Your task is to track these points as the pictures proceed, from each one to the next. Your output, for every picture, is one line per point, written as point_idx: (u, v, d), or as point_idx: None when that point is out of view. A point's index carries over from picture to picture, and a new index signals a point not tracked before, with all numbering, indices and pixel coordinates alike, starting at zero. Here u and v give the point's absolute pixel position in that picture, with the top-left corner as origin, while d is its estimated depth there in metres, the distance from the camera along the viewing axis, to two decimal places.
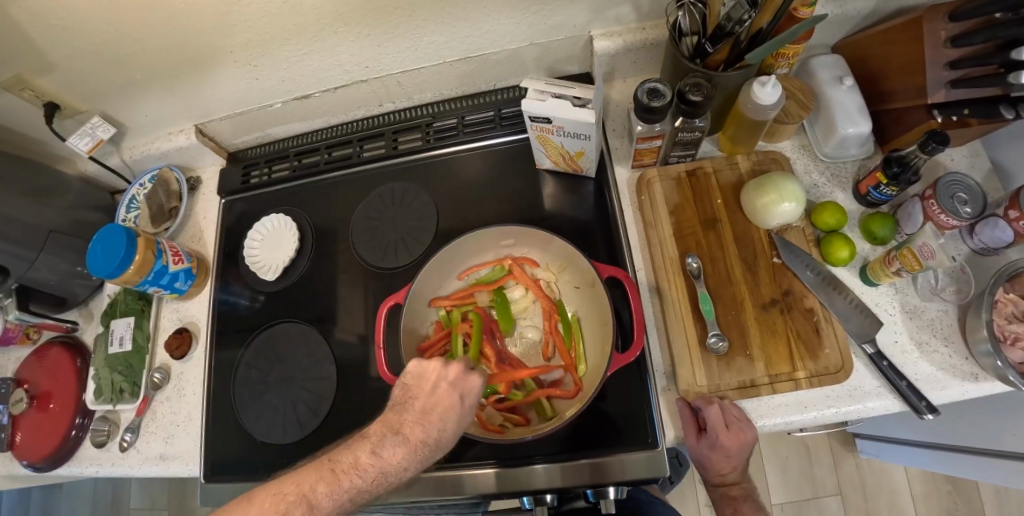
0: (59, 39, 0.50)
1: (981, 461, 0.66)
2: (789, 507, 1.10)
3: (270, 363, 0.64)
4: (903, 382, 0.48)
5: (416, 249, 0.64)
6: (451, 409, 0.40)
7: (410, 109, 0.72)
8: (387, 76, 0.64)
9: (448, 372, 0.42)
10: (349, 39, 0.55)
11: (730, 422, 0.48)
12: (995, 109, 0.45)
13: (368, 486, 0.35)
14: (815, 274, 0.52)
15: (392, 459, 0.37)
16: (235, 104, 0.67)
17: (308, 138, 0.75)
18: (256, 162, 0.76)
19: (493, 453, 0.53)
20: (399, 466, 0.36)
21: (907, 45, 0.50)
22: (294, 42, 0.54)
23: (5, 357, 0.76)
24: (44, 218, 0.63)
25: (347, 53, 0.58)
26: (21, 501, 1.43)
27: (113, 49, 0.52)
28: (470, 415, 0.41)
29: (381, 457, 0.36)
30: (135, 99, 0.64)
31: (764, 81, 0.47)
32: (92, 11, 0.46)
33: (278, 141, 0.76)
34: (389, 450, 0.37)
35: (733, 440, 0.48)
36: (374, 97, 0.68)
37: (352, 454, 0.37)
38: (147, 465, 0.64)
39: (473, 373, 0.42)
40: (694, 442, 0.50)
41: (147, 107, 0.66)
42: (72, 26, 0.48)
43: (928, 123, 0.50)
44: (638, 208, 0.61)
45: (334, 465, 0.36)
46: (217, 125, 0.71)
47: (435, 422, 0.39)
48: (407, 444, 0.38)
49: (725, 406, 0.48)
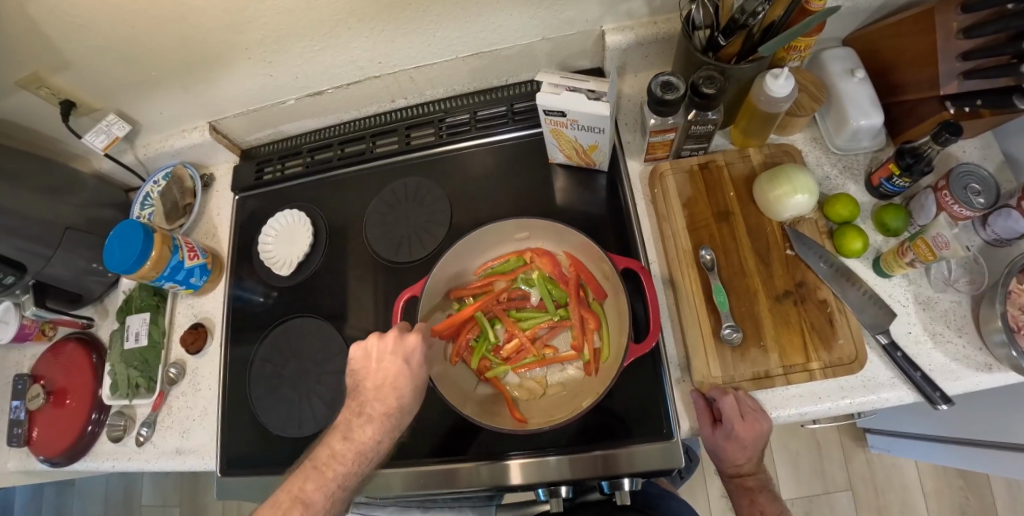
0: (71, 36, 0.50)
1: (997, 454, 0.65)
2: (799, 503, 1.10)
3: (285, 357, 0.64)
4: (917, 373, 0.48)
5: (428, 244, 0.64)
6: (398, 374, 0.45)
7: (420, 105, 0.72)
8: (399, 72, 0.64)
9: (385, 342, 0.45)
10: (362, 35, 0.56)
11: (745, 415, 0.47)
12: (1006, 99, 0.43)
13: (354, 465, 0.43)
14: (828, 263, 0.53)
15: (364, 434, 0.43)
16: (248, 100, 0.68)
17: (316, 136, 0.75)
18: (267, 158, 0.76)
19: (508, 445, 0.53)
20: (371, 440, 0.43)
21: (919, 38, 0.50)
22: (307, 38, 0.55)
23: (21, 353, 0.77)
24: (61, 215, 0.64)
25: (360, 49, 0.58)
26: (34, 499, 1.45)
27: (125, 46, 0.53)
28: (421, 368, 0.46)
29: (354, 438, 0.43)
30: (148, 96, 0.65)
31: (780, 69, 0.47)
32: (111, 9, 0.46)
33: (287, 140, 0.77)
34: (359, 430, 0.44)
35: (749, 430, 0.48)
36: (384, 93, 0.69)
37: (327, 446, 0.43)
38: (163, 459, 0.65)
39: (407, 334, 0.46)
40: (710, 432, 0.50)
41: (161, 104, 0.67)
42: (89, 24, 0.49)
43: (940, 114, 0.50)
44: (650, 201, 0.61)
45: (313, 463, 0.42)
46: (229, 121, 0.71)
47: (390, 389, 0.45)
48: (374, 420, 0.44)
49: (741, 397, 0.48)
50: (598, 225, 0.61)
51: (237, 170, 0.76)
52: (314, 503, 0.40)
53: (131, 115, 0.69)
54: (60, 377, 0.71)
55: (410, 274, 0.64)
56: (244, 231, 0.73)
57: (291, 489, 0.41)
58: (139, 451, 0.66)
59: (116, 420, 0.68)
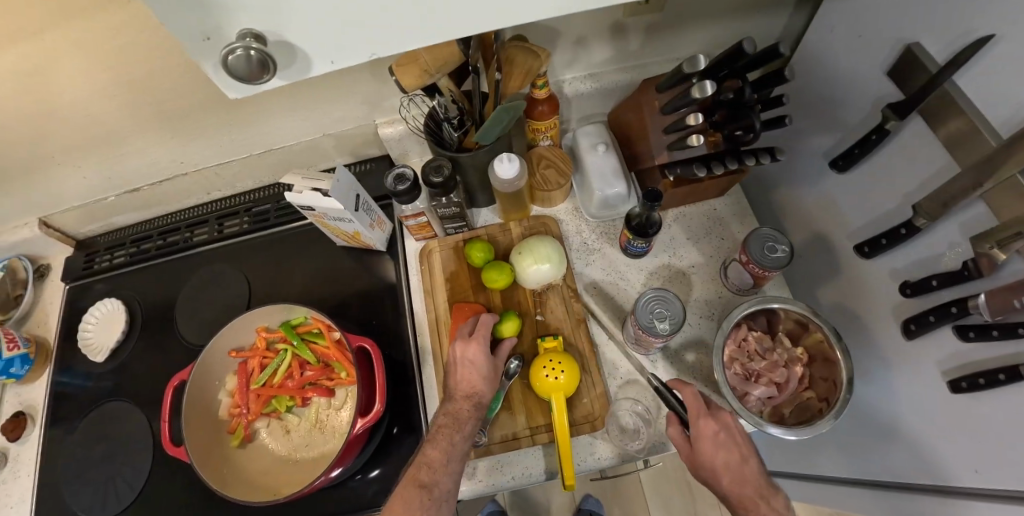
0: (95, 89, 0.55)
1: None
2: None
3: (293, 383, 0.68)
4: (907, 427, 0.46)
5: (405, 290, 0.65)
6: (482, 377, 0.52)
7: (367, 159, 0.76)
8: (380, 121, 0.68)
9: (467, 349, 0.53)
10: (356, 82, 0.60)
11: (731, 442, 0.48)
12: (966, 140, 0.42)
13: (429, 464, 0.48)
14: (807, 307, 0.56)
15: (452, 442, 0.49)
16: (219, 155, 0.69)
17: (240, 198, 0.76)
18: (206, 219, 0.75)
19: (499, 470, 0.55)
20: (469, 432, 0.50)
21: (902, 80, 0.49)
22: (304, 89, 0.59)
23: None
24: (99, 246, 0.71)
25: (348, 97, 0.62)
26: None
27: (145, 95, 0.57)
28: (490, 368, 0.53)
29: (439, 448, 0.48)
30: (139, 151, 0.66)
31: (783, 118, 0.49)
32: (137, 64, 0.52)
33: (222, 201, 0.77)
34: (441, 435, 0.49)
35: (740, 461, 0.48)
36: (320, 149, 0.71)
37: (422, 458, 0.48)
38: None
39: (470, 343, 0.53)
40: (719, 476, 0.48)
41: (143, 159, 0.67)
42: (120, 81, 0.54)
43: (921, 158, 0.49)
44: None
45: (418, 482, 0.47)
46: (201, 173, 0.71)
47: (479, 391, 0.52)
48: (466, 419, 0.51)
49: (722, 421, 0.48)
50: (582, 261, 0.64)
51: (186, 234, 0.75)
52: (441, 486, 0.47)
53: (104, 174, 0.68)
54: (40, 421, 0.69)
55: (386, 310, 0.65)
56: (204, 290, 0.70)
57: (409, 501, 0.46)
58: (118, 503, 0.62)
59: (95, 467, 0.65)
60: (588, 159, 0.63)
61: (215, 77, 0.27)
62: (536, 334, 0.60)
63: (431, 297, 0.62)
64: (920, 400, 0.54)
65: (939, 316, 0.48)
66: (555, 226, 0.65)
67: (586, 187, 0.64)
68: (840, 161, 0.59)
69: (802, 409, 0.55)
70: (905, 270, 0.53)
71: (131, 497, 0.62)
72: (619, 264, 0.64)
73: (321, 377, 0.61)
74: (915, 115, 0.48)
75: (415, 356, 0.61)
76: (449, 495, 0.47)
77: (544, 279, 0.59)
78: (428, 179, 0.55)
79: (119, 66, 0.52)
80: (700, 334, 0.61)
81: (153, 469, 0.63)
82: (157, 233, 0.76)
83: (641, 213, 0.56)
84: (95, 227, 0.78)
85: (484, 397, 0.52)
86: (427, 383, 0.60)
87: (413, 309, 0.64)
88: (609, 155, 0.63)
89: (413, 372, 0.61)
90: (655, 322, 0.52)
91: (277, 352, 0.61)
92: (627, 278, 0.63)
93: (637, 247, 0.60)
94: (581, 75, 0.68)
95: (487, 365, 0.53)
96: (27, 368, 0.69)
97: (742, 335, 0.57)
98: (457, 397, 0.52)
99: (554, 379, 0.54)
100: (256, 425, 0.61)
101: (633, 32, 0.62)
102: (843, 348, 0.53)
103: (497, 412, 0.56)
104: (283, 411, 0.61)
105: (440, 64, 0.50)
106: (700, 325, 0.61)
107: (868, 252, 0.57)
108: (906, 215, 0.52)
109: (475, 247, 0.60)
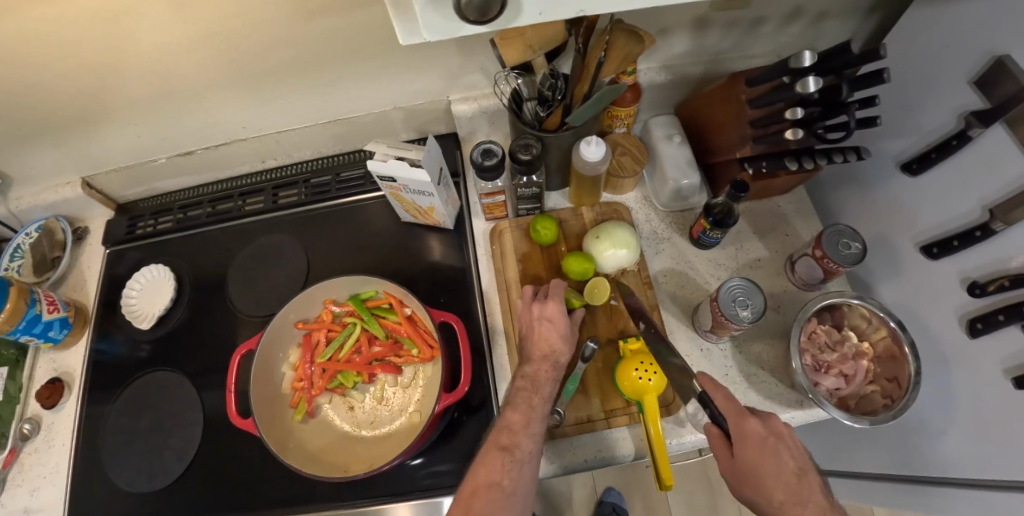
0: (172, 42, 0.52)
1: None
2: None
3: None
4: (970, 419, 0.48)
5: (474, 271, 0.64)
6: (557, 335, 0.52)
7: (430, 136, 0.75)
8: (454, 97, 0.67)
9: (541, 309, 0.53)
10: (442, 55, 0.59)
11: (782, 449, 0.45)
12: None
13: (515, 426, 0.47)
14: (876, 303, 0.57)
15: (531, 407, 0.48)
16: (284, 121, 0.67)
17: (297, 168, 0.74)
18: (260, 188, 0.73)
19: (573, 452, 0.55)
20: (551, 393, 0.49)
21: (990, 85, 0.50)
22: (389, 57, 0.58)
23: None
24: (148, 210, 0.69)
25: (429, 69, 0.61)
26: None
27: (216, 52, 0.54)
28: (569, 325, 0.53)
29: (520, 411, 0.48)
30: (201, 112, 0.63)
31: (876, 118, 0.50)
32: (219, 19, 0.49)
33: (277, 170, 0.75)
34: (525, 396, 0.49)
35: (790, 469, 0.45)
36: (387, 122, 0.70)
37: (504, 431, 0.47)
38: None
39: (548, 303, 0.53)
40: (768, 491, 0.44)
41: (204, 121, 0.65)
42: (195, 35, 0.51)
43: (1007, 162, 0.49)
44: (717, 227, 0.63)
45: (501, 448, 0.45)
46: (261, 139, 0.69)
47: (554, 352, 0.51)
48: (542, 382, 0.50)
49: (771, 425, 0.47)
50: (652, 249, 0.65)
51: (239, 202, 0.72)
52: (525, 449, 0.45)
53: (160, 133, 0.66)
54: (77, 389, 0.66)
55: (453, 288, 0.64)
56: (261, 260, 0.68)
57: (493, 465, 0.44)
58: (165, 475, 0.60)
59: (141, 438, 0.62)
60: (663, 148, 0.64)
61: (423, 16, 0.26)
62: (611, 319, 0.59)
63: (501, 275, 0.62)
64: (983, 398, 0.55)
65: (1009, 315, 0.50)
66: (627, 213, 0.65)
67: (658, 176, 0.65)
68: (914, 165, 0.61)
69: (865, 402, 0.57)
70: (973, 271, 0.55)
71: (181, 469, 0.60)
72: (689, 253, 0.65)
73: (390, 353, 0.59)
74: (999, 125, 0.50)
75: (486, 334, 0.60)
76: (532, 459, 0.46)
77: (619, 264, 0.59)
78: (515, 156, 0.55)
79: (203, 21, 0.49)
80: (769, 327, 0.61)
81: (205, 440, 0.61)
82: (207, 199, 0.74)
83: (723, 203, 0.57)
84: (139, 191, 0.75)
85: (561, 358, 0.51)
86: (498, 366, 0.60)
87: (483, 291, 0.63)
88: (684, 146, 0.63)
89: (485, 353, 0.60)
90: (738, 310, 0.53)
91: (343, 326, 0.60)
92: (696, 267, 0.64)
93: (711, 237, 0.61)
94: (657, 65, 0.68)
95: (568, 328, 0.52)
96: (65, 332, 0.66)
97: (810, 328, 0.59)
98: (534, 359, 0.51)
99: (645, 380, 0.53)
100: (319, 400, 0.59)
101: (714, 26, 0.63)
102: (912, 343, 0.54)
103: (573, 394, 0.56)
104: (349, 387, 0.59)
105: (544, 40, 0.51)
106: (769, 317, 0.62)
107: (935, 253, 0.59)
108: (979, 219, 0.54)
109: (546, 222, 0.60)
